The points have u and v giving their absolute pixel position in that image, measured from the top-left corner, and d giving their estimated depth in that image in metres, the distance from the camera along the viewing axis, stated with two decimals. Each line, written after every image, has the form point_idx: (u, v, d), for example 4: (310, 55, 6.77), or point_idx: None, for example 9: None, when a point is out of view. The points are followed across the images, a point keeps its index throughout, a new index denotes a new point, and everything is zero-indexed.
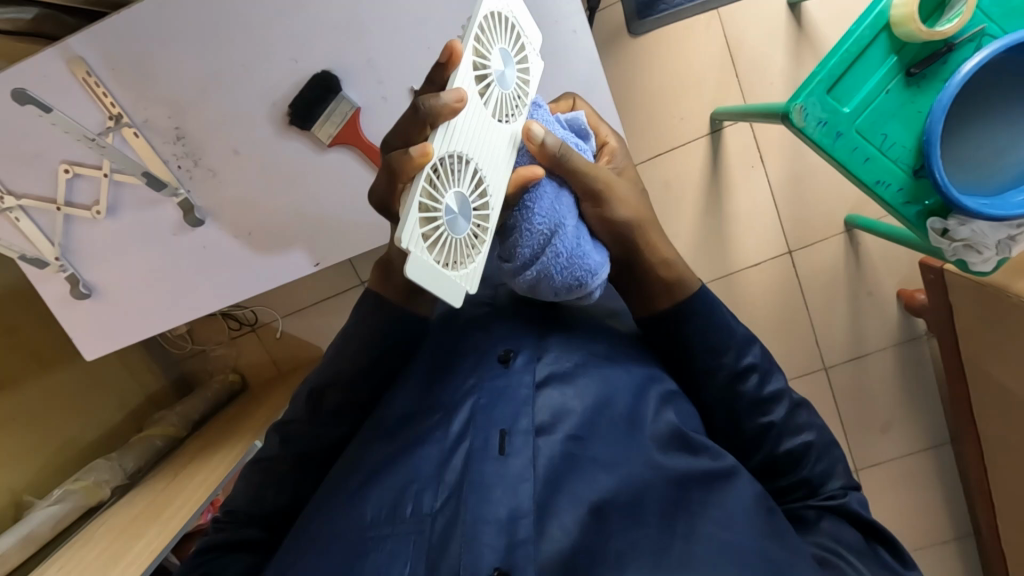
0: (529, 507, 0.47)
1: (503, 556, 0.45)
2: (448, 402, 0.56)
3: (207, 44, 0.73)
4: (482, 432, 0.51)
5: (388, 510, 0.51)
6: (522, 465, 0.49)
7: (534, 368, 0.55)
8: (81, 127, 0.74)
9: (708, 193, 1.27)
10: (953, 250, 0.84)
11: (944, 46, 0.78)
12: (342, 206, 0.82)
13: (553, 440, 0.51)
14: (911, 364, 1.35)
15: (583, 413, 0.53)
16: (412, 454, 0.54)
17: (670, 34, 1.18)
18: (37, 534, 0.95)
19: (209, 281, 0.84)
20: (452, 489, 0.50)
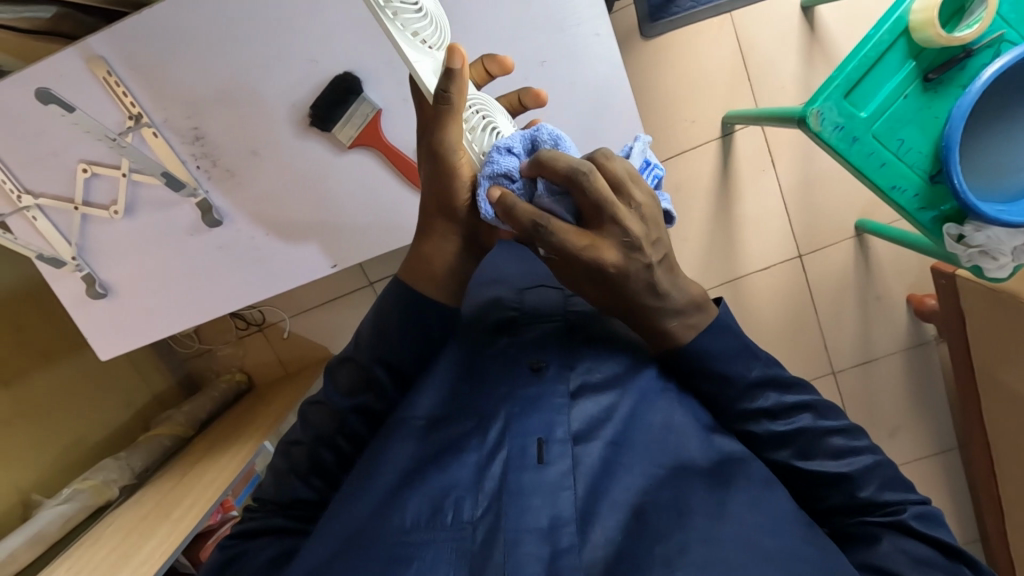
0: (571, 514, 0.49)
1: (548, 563, 0.47)
2: (479, 413, 0.56)
3: (224, 43, 0.72)
4: (519, 440, 0.53)
5: (428, 514, 0.51)
6: (561, 473, 0.51)
7: (566, 378, 0.57)
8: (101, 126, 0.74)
9: (718, 195, 1.26)
10: (968, 257, 0.84)
11: (963, 52, 0.77)
12: (359, 207, 0.81)
13: (591, 448, 0.52)
14: (919, 369, 1.34)
15: (620, 419, 0.54)
16: (444, 460, 0.54)
17: (682, 37, 1.18)
18: (46, 534, 0.95)
19: (224, 280, 0.83)
20: (492, 498, 0.51)
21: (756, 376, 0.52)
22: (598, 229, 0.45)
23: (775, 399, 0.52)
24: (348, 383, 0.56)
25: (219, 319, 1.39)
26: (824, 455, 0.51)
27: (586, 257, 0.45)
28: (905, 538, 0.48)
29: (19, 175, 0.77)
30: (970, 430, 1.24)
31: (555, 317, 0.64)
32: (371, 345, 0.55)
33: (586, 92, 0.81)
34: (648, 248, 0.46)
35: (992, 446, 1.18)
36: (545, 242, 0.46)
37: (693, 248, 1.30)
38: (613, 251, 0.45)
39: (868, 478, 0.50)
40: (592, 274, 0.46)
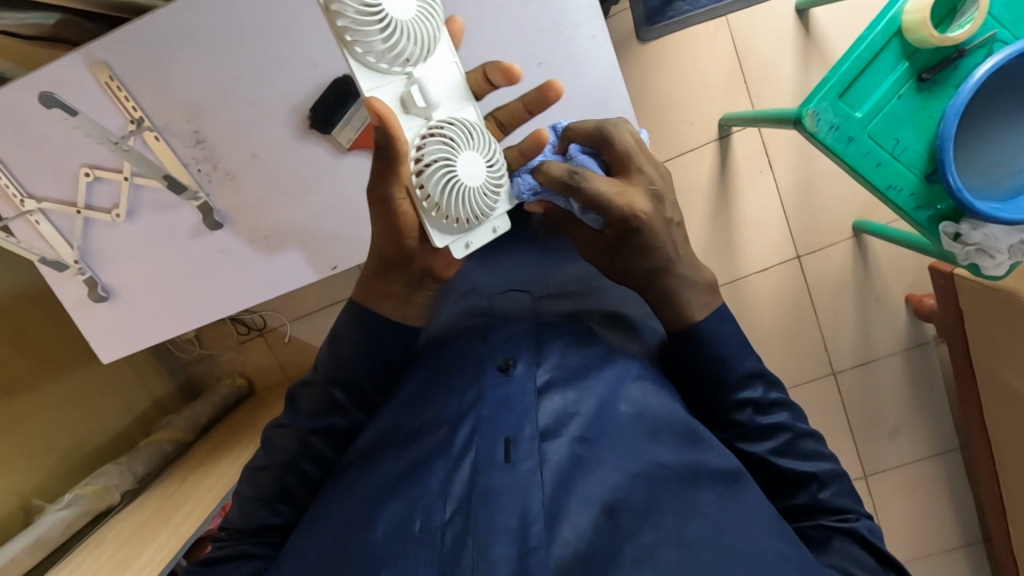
0: (539, 512, 0.49)
1: (517, 563, 0.46)
2: (455, 415, 0.55)
3: (228, 46, 0.72)
4: (488, 441, 0.52)
5: (399, 524, 0.50)
6: (529, 470, 0.51)
7: (534, 376, 0.56)
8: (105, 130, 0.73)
9: (716, 198, 1.27)
10: (965, 255, 0.84)
11: (956, 52, 0.78)
12: (347, 213, 0.80)
13: (558, 445, 0.52)
14: (919, 369, 1.34)
15: (586, 416, 0.54)
16: (422, 470, 0.53)
17: (679, 40, 1.19)
18: (47, 538, 0.95)
19: (210, 286, 0.82)
20: (460, 501, 0.50)
21: (745, 369, 0.56)
22: (628, 179, 0.52)
23: (760, 393, 0.56)
24: (314, 404, 0.58)
25: (221, 324, 1.40)
26: (793, 456, 0.55)
27: (623, 200, 0.49)
28: (857, 542, 0.52)
29: (22, 180, 0.78)
30: (971, 430, 1.24)
31: (526, 319, 0.63)
32: (335, 364, 0.57)
33: (582, 95, 0.81)
34: (668, 203, 0.53)
35: (993, 445, 1.18)
36: (579, 192, 0.49)
37: (692, 250, 1.30)
38: (644, 199, 0.51)
39: (828, 482, 0.55)
40: (624, 223, 0.50)
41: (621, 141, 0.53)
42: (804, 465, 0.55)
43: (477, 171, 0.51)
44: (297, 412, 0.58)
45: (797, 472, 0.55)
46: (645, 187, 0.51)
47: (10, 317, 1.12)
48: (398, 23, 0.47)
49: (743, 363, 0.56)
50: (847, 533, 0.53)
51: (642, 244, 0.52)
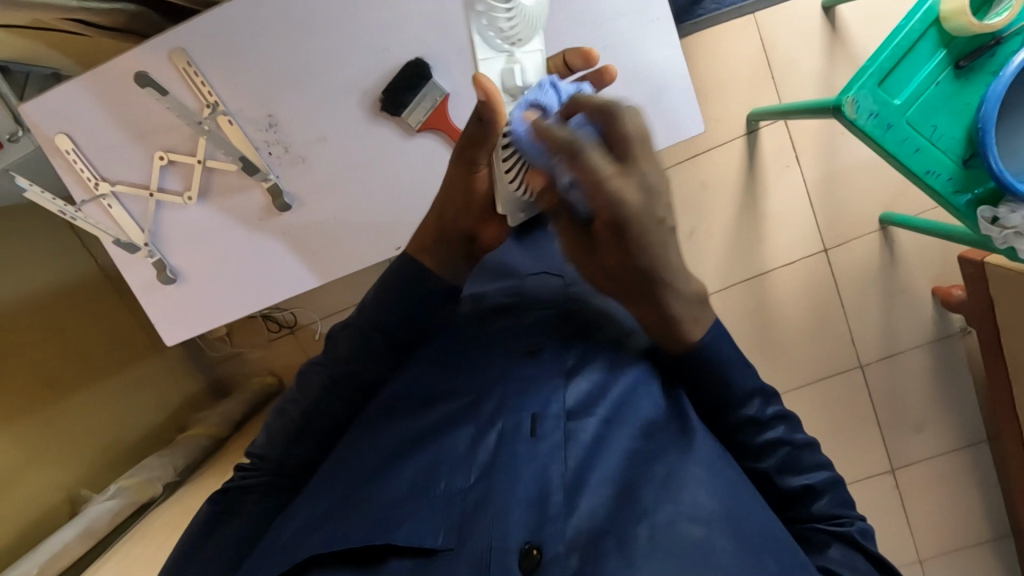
0: (558, 486, 0.53)
1: (532, 531, 0.50)
2: (483, 385, 0.62)
3: (303, 29, 0.71)
4: (513, 416, 0.58)
5: (421, 480, 0.57)
6: (553, 445, 0.55)
7: (562, 361, 0.62)
8: (186, 110, 0.72)
9: (745, 191, 1.29)
10: (1003, 238, 0.86)
11: (992, 39, 0.81)
12: (375, 208, 0.77)
13: (586, 424, 0.57)
14: (945, 361, 1.35)
15: (608, 405, 0.58)
16: (447, 431, 0.60)
17: (708, 38, 1.22)
18: (96, 527, 0.96)
19: (221, 280, 0.79)
20: (483, 469, 0.56)
21: (750, 387, 0.56)
22: (625, 166, 0.44)
23: (761, 410, 0.57)
24: (348, 347, 0.63)
25: (251, 321, 1.41)
26: (791, 472, 0.57)
27: (609, 190, 0.43)
28: (847, 546, 0.54)
29: (95, 162, 0.75)
30: (1000, 420, 1.25)
31: (554, 305, 0.67)
32: (375, 314, 0.62)
33: (642, 77, 0.83)
34: (665, 205, 0.46)
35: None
36: (576, 164, 0.43)
37: (718, 245, 1.32)
38: (636, 190, 0.44)
39: (826, 492, 0.56)
40: (610, 209, 0.44)
41: (629, 123, 0.43)
42: (801, 481, 0.56)
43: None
44: (335, 354, 0.64)
45: (795, 488, 0.56)
46: (640, 181, 0.44)
47: (54, 312, 1.13)
48: (522, 12, 0.56)
49: (743, 384, 0.56)
50: (840, 539, 0.54)
51: (626, 242, 0.46)
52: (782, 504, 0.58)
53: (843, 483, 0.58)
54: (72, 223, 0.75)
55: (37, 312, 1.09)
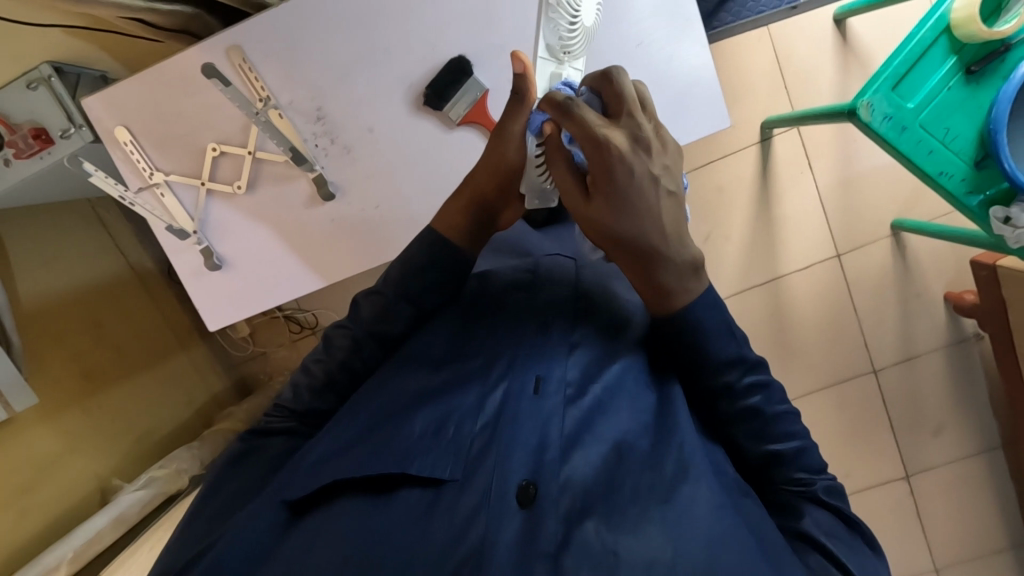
0: (556, 439, 0.53)
1: (531, 472, 0.51)
2: (491, 352, 0.61)
3: (354, 28, 0.75)
4: (520, 375, 0.57)
5: (433, 427, 0.56)
6: (554, 405, 0.55)
7: (569, 335, 0.61)
8: (245, 99, 0.75)
9: (760, 197, 1.32)
10: (1015, 238, 0.88)
11: (1002, 46, 0.84)
12: (408, 195, 0.80)
13: (585, 393, 0.57)
14: (960, 365, 1.37)
15: (610, 374, 0.58)
16: (456, 388, 0.59)
17: (724, 49, 1.25)
18: (126, 516, 0.99)
19: (257, 265, 0.82)
20: (489, 420, 0.56)
21: (727, 354, 0.55)
22: (614, 122, 0.51)
23: (737, 377, 0.55)
24: (371, 311, 0.63)
25: (275, 322, 1.44)
26: (762, 437, 0.55)
27: (600, 133, 0.49)
28: (818, 508, 0.54)
29: (150, 153, 0.79)
30: (1014, 424, 1.26)
31: (567, 285, 0.66)
32: (401, 281, 0.62)
33: (669, 77, 0.87)
34: (653, 154, 0.50)
35: None
36: (569, 117, 0.50)
37: (734, 249, 1.34)
38: (623, 137, 0.49)
39: (796, 462, 0.55)
40: (597, 151, 0.49)
41: (619, 86, 0.52)
42: (770, 447, 0.55)
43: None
44: (359, 317, 0.64)
45: (763, 453, 0.56)
46: (626, 132, 0.50)
47: (92, 306, 1.16)
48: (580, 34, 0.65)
49: (720, 350, 0.55)
50: (812, 502, 0.54)
51: (610, 185, 0.50)
52: (754, 468, 0.58)
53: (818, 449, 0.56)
54: (129, 209, 0.79)
55: (77, 305, 1.13)
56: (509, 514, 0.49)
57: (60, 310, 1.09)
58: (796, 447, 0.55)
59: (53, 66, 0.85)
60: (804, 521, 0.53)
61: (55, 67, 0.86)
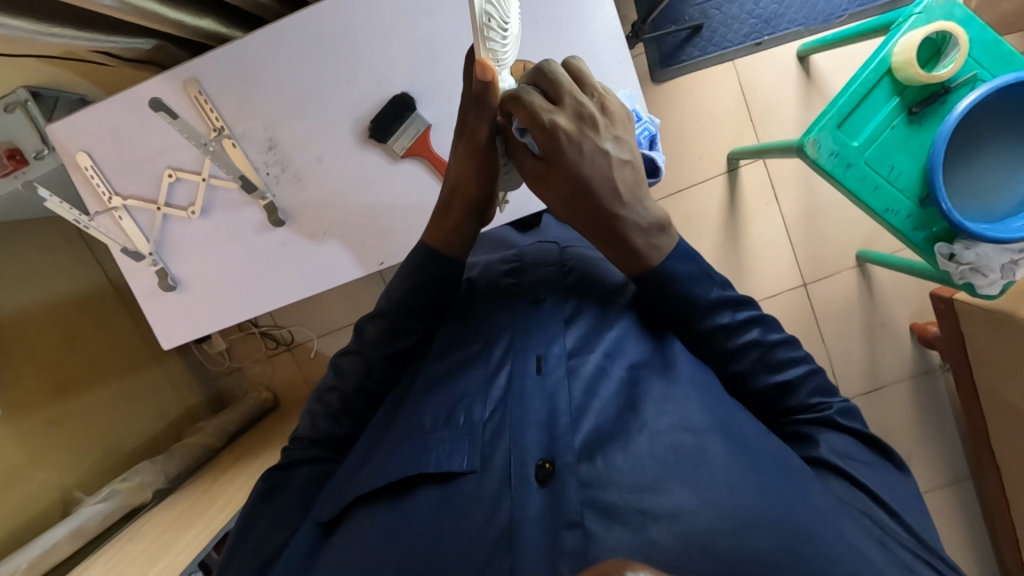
0: (565, 410, 0.53)
1: (545, 447, 0.52)
2: (487, 335, 0.62)
3: (307, 64, 0.78)
4: (520, 356, 0.58)
5: (444, 416, 0.57)
6: (558, 379, 0.56)
7: (561, 311, 0.61)
8: (193, 132, 0.79)
9: (728, 226, 1.34)
10: (960, 273, 0.90)
11: (942, 88, 0.87)
12: (376, 206, 0.82)
13: (586, 361, 0.57)
14: (926, 395, 1.37)
15: (610, 341, 0.59)
16: (461, 373, 0.60)
17: (691, 82, 1.28)
18: (86, 527, 0.98)
19: (270, 271, 0.84)
20: (497, 403, 0.57)
21: (715, 297, 0.57)
22: (558, 103, 0.54)
23: (731, 318, 0.57)
24: (377, 334, 0.63)
25: (251, 338, 1.46)
26: (768, 369, 0.56)
27: (546, 117, 0.53)
28: (830, 429, 0.55)
29: (111, 177, 0.82)
30: (980, 455, 1.26)
31: (554, 263, 0.68)
32: (402, 299, 0.62)
33: None
34: (600, 129, 0.54)
35: (1002, 469, 1.21)
36: (516, 104, 0.54)
37: None
38: (568, 119, 0.54)
39: (806, 386, 0.57)
40: (546, 133, 0.53)
41: (553, 73, 0.55)
42: (778, 377, 0.56)
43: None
44: (364, 339, 0.64)
45: (770, 385, 0.57)
46: (570, 112, 0.54)
47: (65, 319, 1.18)
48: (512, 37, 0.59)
49: (706, 295, 0.56)
50: (824, 426, 0.56)
51: (563, 164, 0.54)
52: (767, 403, 0.58)
53: (824, 372, 0.58)
54: (86, 232, 0.82)
55: (50, 318, 1.15)
56: (531, 492, 0.50)
57: (31, 322, 1.11)
58: (802, 371, 0.56)
59: (30, 91, 0.89)
60: (818, 444, 0.54)
61: (33, 91, 0.89)
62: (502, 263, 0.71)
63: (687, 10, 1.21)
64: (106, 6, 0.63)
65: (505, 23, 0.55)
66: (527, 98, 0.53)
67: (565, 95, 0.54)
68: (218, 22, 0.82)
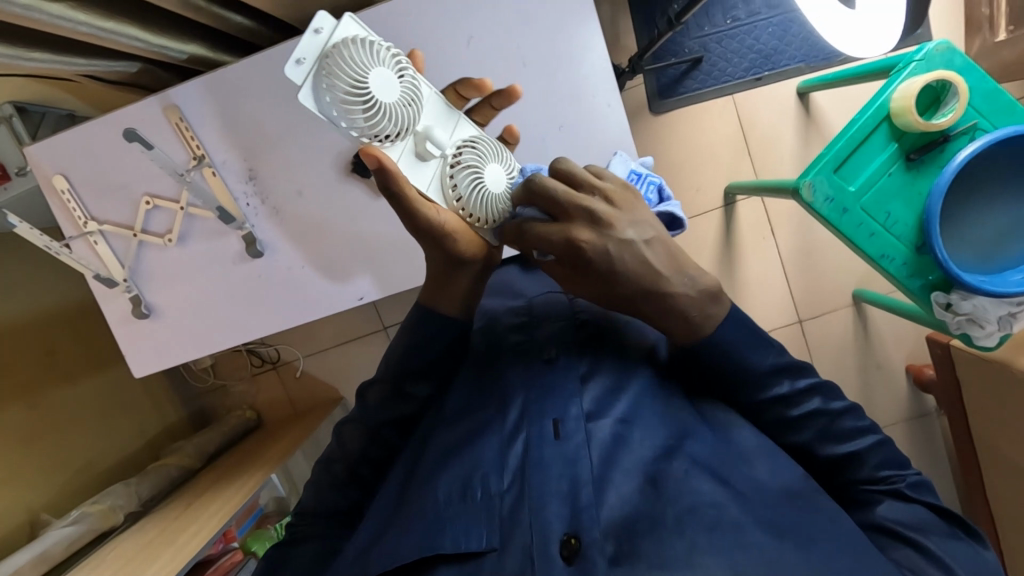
0: (588, 479, 0.50)
1: (570, 521, 0.48)
2: (501, 397, 0.58)
3: (289, 95, 0.78)
4: (536, 421, 0.53)
5: (458, 491, 0.53)
6: (578, 445, 0.52)
7: (575, 366, 0.57)
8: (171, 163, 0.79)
9: (723, 260, 1.32)
10: (957, 324, 0.88)
11: (941, 137, 0.85)
12: (385, 240, 0.84)
13: (603, 424, 0.54)
14: (921, 439, 1.35)
15: (628, 399, 0.55)
16: (475, 441, 0.56)
17: (689, 114, 1.26)
18: (51, 553, 0.95)
19: (280, 300, 0.86)
20: (515, 473, 0.53)
21: (771, 365, 0.53)
22: (563, 217, 0.50)
23: (790, 386, 0.54)
24: (378, 399, 0.62)
25: (236, 355, 1.43)
26: (830, 439, 0.53)
27: (557, 240, 0.49)
28: (899, 502, 0.51)
29: (87, 202, 0.83)
30: (973, 503, 1.24)
31: (566, 317, 0.63)
32: (401, 365, 0.61)
33: None
34: (619, 225, 0.49)
35: (995, 519, 1.18)
36: (522, 232, 0.51)
37: None
38: (584, 228, 0.49)
39: (874, 459, 0.53)
40: (563, 251, 0.49)
41: (544, 183, 0.50)
42: (842, 449, 0.53)
43: (501, 180, 0.55)
44: (366, 406, 0.62)
45: (834, 457, 0.53)
46: (581, 217, 0.49)
47: (43, 334, 1.16)
48: (386, 108, 0.50)
49: (765, 362, 0.53)
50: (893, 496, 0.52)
51: (589, 271, 0.50)
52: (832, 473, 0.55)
53: (890, 441, 0.54)
54: (58, 257, 0.82)
55: (28, 332, 1.12)
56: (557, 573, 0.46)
57: (9, 335, 1.08)
58: (870, 443, 0.53)
59: (16, 106, 0.87)
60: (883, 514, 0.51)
61: (18, 107, 0.88)
62: (512, 317, 0.67)
63: (687, 43, 1.21)
64: (84, 33, 0.62)
65: (362, 85, 0.49)
66: (534, 228, 0.50)
67: (574, 207, 0.49)
68: (206, 48, 0.81)
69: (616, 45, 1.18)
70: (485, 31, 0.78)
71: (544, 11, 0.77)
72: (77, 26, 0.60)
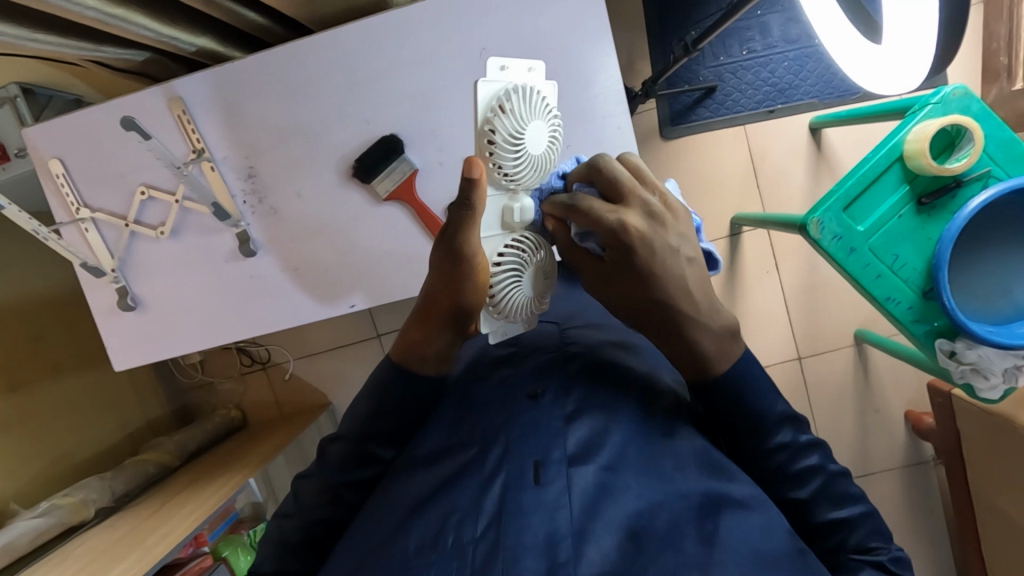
0: (568, 531, 0.43)
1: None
2: (484, 437, 0.51)
3: (297, 96, 0.78)
4: (517, 462, 0.48)
5: (429, 540, 0.45)
6: (558, 494, 0.45)
7: (564, 405, 0.52)
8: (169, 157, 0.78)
9: (726, 290, 1.30)
10: (960, 373, 0.86)
11: (953, 182, 0.84)
12: (387, 249, 0.82)
13: (587, 471, 0.47)
14: (916, 487, 1.32)
15: (614, 445, 0.49)
16: (453, 485, 0.49)
17: (701, 141, 1.25)
18: (15, 545, 0.92)
19: (271, 302, 0.84)
20: (491, 518, 0.45)
21: (782, 411, 0.49)
22: (623, 203, 0.49)
23: (793, 436, 0.48)
24: (341, 459, 0.54)
25: (225, 353, 1.41)
26: (827, 499, 0.48)
27: (611, 220, 0.47)
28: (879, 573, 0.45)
29: (81, 188, 0.82)
30: (967, 556, 1.20)
31: (555, 349, 0.61)
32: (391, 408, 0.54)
33: None
34: (670, 227, 0.49)
35: None
36: (574, 212, 0.50)
37: None
38: (638, 216, 0.48)
39: (858, 517, 0.47)
40: (618, 240, 0.47)
41: (609, 167, 0.50)
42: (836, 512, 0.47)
43: (535, 289, 0.56)
44: (325, 463, 0.55)
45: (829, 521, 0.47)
46: (640, 207, 0.48)
47: (32, 319, 1.14)
48: (530, 159, 0.52)
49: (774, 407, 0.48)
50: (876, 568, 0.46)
51: (638, 268, 0.48)
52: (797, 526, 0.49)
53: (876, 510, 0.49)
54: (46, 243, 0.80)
55: (16, 317, 1.11)
56: None
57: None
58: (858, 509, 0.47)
59: (22, 87, 0.87)
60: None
61: (25, 88, 0.88)
62: (498, 347, 0.64)
63: (702, 71, 1.21)
64: (91, 18, 0.61)
65: (521, 134, 0.51)
66: (593, 206, 0.48)
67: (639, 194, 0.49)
68: (216, 41, 0.81)
69: (631, 69, 1.18)
70: (499, 45, 0.76)
71: (557, 28, 0.76)
72: (85, 11, 0.59)
